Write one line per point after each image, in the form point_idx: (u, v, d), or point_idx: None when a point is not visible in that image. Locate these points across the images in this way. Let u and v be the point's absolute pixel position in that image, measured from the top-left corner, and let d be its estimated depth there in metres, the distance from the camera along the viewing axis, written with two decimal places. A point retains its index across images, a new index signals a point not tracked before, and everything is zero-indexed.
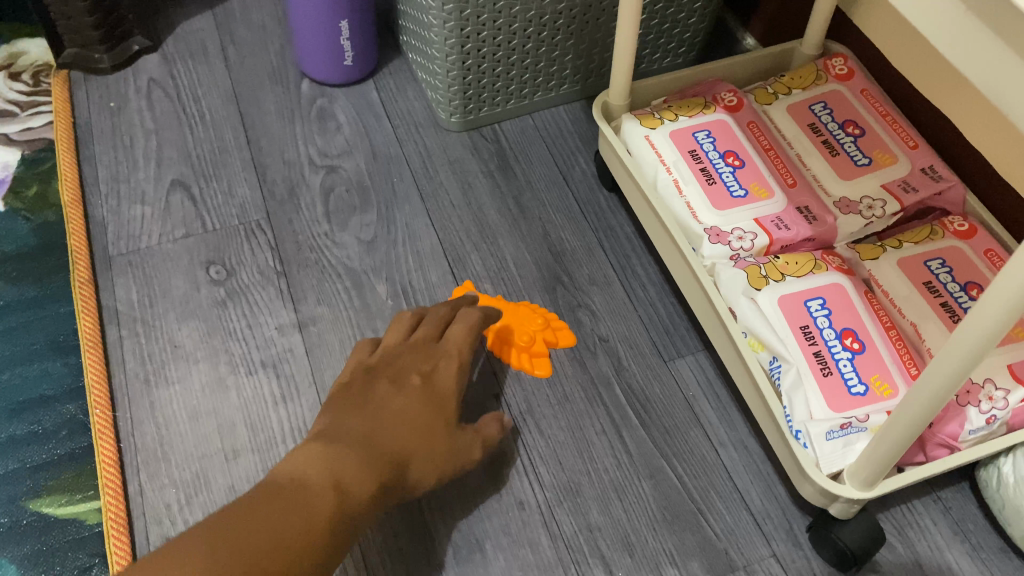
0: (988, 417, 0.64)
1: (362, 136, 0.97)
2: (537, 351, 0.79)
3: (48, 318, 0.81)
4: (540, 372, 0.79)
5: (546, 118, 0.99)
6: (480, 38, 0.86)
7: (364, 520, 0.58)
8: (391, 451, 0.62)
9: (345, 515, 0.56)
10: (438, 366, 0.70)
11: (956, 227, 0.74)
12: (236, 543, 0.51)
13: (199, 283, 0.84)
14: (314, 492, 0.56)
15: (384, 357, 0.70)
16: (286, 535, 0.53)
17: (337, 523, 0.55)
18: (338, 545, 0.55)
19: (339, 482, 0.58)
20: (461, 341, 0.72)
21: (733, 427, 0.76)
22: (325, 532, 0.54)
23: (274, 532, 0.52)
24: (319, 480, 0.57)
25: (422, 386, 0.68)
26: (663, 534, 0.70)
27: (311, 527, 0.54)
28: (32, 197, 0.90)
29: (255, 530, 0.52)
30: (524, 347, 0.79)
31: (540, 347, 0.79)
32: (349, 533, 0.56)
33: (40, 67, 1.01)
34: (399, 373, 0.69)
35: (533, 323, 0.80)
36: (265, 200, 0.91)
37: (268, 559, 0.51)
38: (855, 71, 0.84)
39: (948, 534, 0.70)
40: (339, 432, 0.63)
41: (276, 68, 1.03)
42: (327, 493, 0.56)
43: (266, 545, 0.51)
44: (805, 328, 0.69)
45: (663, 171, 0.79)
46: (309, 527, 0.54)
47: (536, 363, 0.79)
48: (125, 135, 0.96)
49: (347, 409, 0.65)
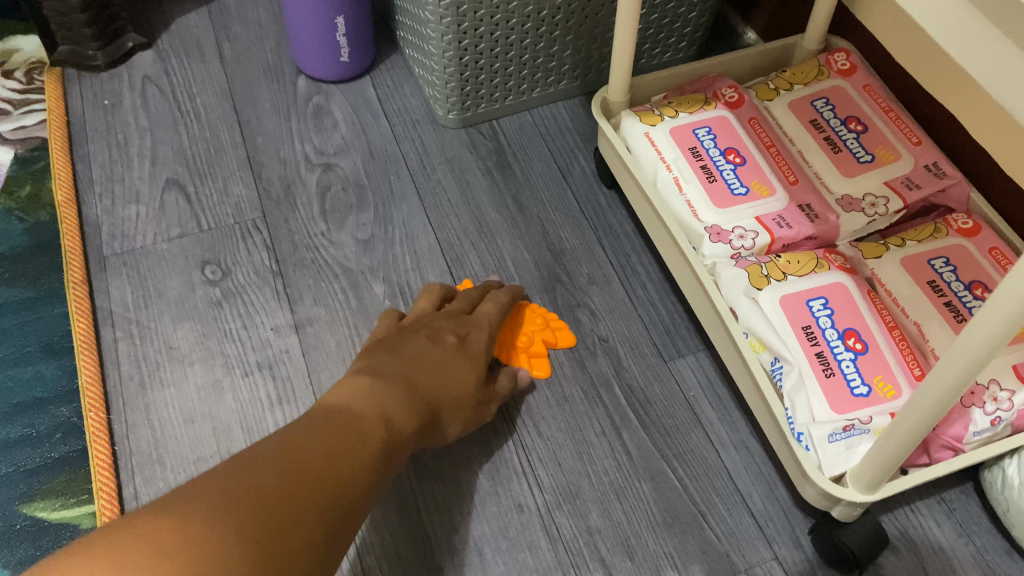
0: (993, 418, 0.63)
1: (358, 133, 0.96)
2: (537, 351, 0.78)
3: (41, 320, 0.80)
4: (540, 373, 0.78)
5: (545, 114, 0.98)
6: (478, 34, 0.85)
7: (401, 455, 0.59)
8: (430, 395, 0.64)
9: (389, 449, 0.57)
10: (472, 330, 0.72)
11: (959, 225, 0.73)
12: (302, 461, 0.50)
13: (194, 283, 0.83)
14: (364, 421, 0.57)
15: (418, 317, 0.73)
16: (346, 457, 0.53)
17: (385, 454, 0.56)
18: (383, 474, 0.56)
19: (386, 416, 0.59)
20: (490, 309, 0.75)
21: (734, 428, 0.76)
22: (375, 460, 0.55)
23: (336, 452, 0.52)
24: (368, 410, 0.58)
25: (456, 345, 0.70)
26: (663, 536, 0.70)
27: (363, 455, 0.54)
28: (25, 197, 0.89)
29: (318, 450, 0.52)
30: (524, 348, 0.78)
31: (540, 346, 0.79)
32: (392, 463, 0.58)
33: (33, 65, 1.00)
34: (435, 328, 0.71)
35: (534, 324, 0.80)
36: (260, 199, 0.90)
37: (329, 466, 0.51)
38: (858, 66, 0.83)
39: (952, 537, 0.70)
40: (382, 370, 0.64)
41: (272, 64, 1.02)
42: (376, 422, 0.58)
43: (329, 466, 0.51)
44: (807, 328, 0.68)
45: (663, 169, 0.78)
46: (362, 454, 0.54)
47: (535, 363, 0.78)
48: (119, 134, 0.95)
49: (386, 353, 0.67)
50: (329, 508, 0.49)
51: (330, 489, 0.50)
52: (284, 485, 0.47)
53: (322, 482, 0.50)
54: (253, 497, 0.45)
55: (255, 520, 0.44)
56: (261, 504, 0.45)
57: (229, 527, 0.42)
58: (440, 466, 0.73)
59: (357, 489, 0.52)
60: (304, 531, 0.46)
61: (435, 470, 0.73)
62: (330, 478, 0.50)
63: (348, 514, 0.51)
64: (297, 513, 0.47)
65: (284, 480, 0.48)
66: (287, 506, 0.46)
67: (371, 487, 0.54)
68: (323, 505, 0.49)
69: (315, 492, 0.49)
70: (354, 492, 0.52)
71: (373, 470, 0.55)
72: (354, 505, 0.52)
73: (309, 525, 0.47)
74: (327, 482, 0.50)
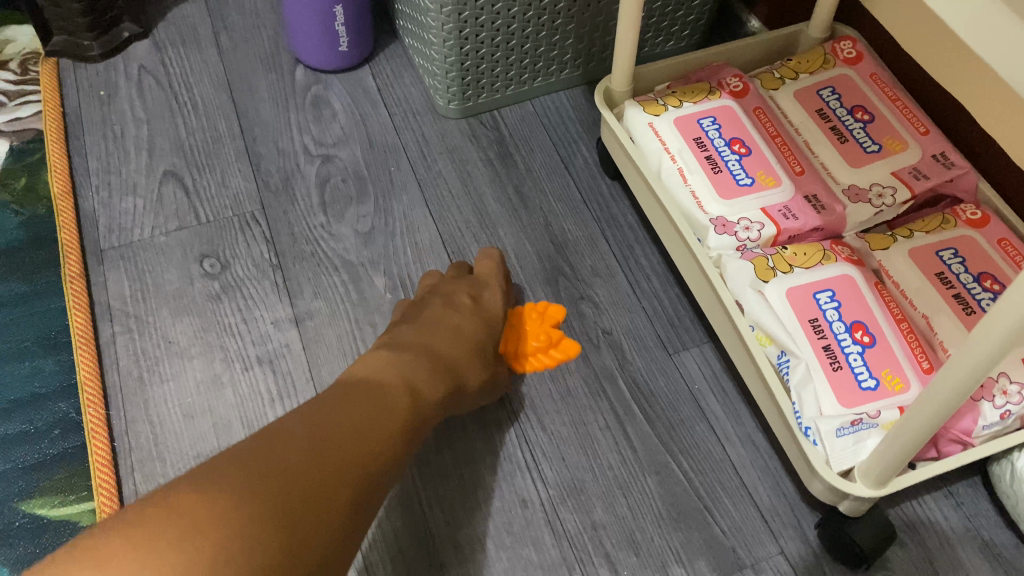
0: (1002, 412, 0.62)
1: (358, 124, 0.94)
2: (555, 343, 0.78)
3: (38, 315, 0.79)
4: (574, 352, 0.78)
5: (546, 104, 0.97)
6: (479, 23, 0.84)
7: (427, 426, 0.59)
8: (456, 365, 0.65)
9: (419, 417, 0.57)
10: (482, 291, 0.75)
11: (968, 216, 0.72)
12: (331, 426, 0.49)
13: (193, 277, 0.82)
14: (392, 388, 0.56)
15: (433, 289, 0.74)
16: (379, 428, 0.51)
17: (415, 422, 0.56)
18: (411, 444, 0.55)
19: (414, 383, 0.58)
20: (492, 274, 0.77)
21: (740, 421, 0.75)
22: (406, 430, 0.54)
23: (368, 420, 0.51)
24: (397, 377, 0.58)
25: (471, 316, 0.71)
26: (668, 531, 0.69)
27: (394, 424, 0.53)
28: (20, 189, 0.88)
29: (350, 418, 0.50)
30: (542, 346, 0.77)
31: (555, 340, 0.78)
32: (422, 429, 0.57)
33: (28, 55, 0.99)
34: (447, 297, 0.72)
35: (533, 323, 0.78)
36: (259, 191, 0.88)
37: (358, 428, 0.50)
38: (864, 54, 0.82)
39: (960, 530, 0.69)
40: (405, 341, 0.64)
41: (270, 54, 1.00)
42: (403, 390, 0.57)
43: (364, 435, 0.50)
44: (814, 321, 0.67)
45: (667, 160, 0.77)
46: (393, 422, 0.53)
47: (565, 348, 0.78)
48: (116, 125, 0.93)
49: (405, 326, 0.67)
50: (364, 476, 0.48)
51: (365, 457, 0.49)
52: (318, 452, 0.46)
53: (356, 449, 0.48)
54: (289, 467, 0.44)
55: (289, 490, 0.43)
56: (295, 474, 0.44)
57: (266, 499, 0.41)
58: (442, 461, 0.72)
59: (389, 456, 0.51)
60: (340, 502, 0.45)
61: (437, 465, 0.72)
62: (363, 447, 0.49)
63: (381, 481, 0.50)
64: (332, 482, 0.45)
65: (320, 448, 0.46)
66: (323, 474, 0.45)
67: (403, 456, 0.53)
68: (358, 474, 0.47)
69: (350, 459, 0.47)
70: (388, 461, 0.51)
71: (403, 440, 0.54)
72: (387, 474, 0.51)
73: (344, 495, 0.46)
74: (361, 450, 0.49)
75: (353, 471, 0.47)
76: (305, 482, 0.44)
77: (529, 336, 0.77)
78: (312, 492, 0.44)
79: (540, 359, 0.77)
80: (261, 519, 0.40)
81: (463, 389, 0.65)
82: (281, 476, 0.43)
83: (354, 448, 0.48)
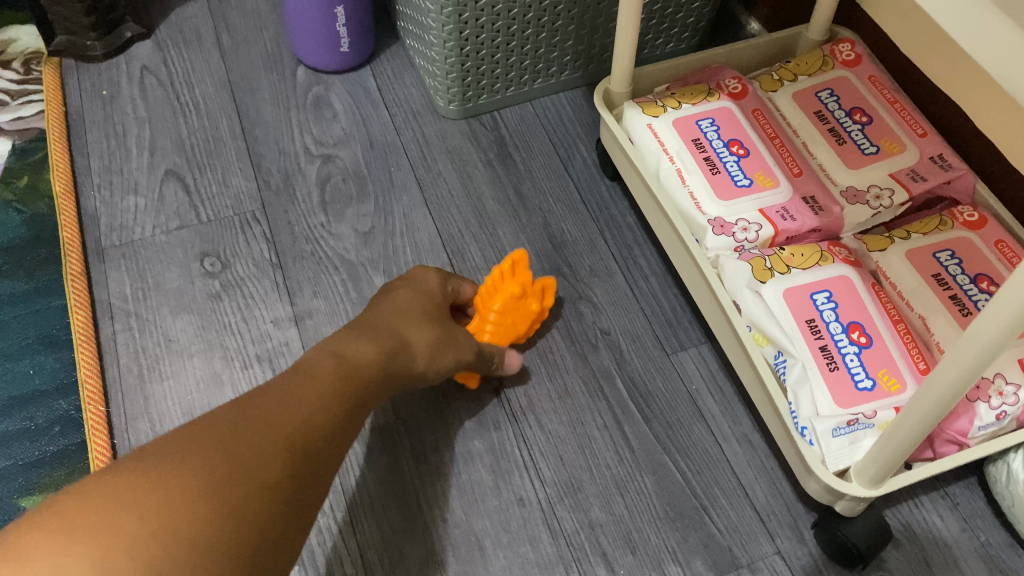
0: (998, 413, 0.63)
1: (358, 124, 0.95)
2: (543, 301, 0.77)
3: (40, 312, 0.79)
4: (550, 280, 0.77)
5: (546, 105, 0.97)
6: (479, 24, 0.84)
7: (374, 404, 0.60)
8: (396, 337, 0.64)
9: (360, 393, 0.57)
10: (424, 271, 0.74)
11: (965, 218, 0.72)
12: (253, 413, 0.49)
13: (193, 275, 0.83)
14: (321, 371, 0.56)
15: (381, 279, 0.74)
16: (310, 407, 0.52)
17: (352, 396, 0.56)
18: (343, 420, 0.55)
19: (349, 360, 0.59)
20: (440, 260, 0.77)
21: (737, 421, 0.75)
22: (344, 406, 0.55)
23: (299, 399, 0.52)
24: (326, 356, 0.58)
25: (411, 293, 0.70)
26: (665, 530, 0.69)
27: (329, 400, 0.54)
28: (23, 188, 0.88)
29: (277, 400, 0.51)
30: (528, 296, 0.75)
31: (542, 298, 0.77)
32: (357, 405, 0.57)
33: (31, 55, 1.00)
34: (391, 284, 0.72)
35: (517, 293, 0.75)
36: (260, 191, 0.89)
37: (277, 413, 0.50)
38: (862, 56, 0.82)
39: (956, 531, 0.69)
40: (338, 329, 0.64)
41: (272, 55, 1.01)
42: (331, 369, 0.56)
43: (294, 414, 0.51)
44: (810, 321, 0.68)
45: (665, 161, 0.77)
46: (328, 399, 0.54)
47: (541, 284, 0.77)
48: (118, 124, 0.94)
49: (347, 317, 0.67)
50: (296, 457, 0.49)
51: (296, 436, 0.50)
52: (247, 435, 0.47)
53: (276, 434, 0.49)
54: (218, 454, 0.45)
55: (219, 475, 0.44)
56: (223, 459, 0.45)
57: (195, 488, 0.42)
58: (440, 459, 0.73)
59: (324, 434, 0.52)
60: (272, 484, 0.46)
61: (435, 463, 0.72)
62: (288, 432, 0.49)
63: (318, 457, 0.51)
64: (263, 465, 0.46)
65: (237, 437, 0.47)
66: (254, 458, 0.46)
67: (341, 432, 0.54)
68: (290, 455, 0.49)
69: (280, 440, 0.48)
70: (322, 440, 0.52)
71: (340, 417, 0.54)
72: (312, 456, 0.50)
73: (278, 477, 0.47)
74: (293, 430, 0.50)
75: (286, 452, 0.48)
76: (234, 467, 0.45)
77: (522, 317, 0.76)
78: (242, 476, 0.45)
79: (536, 320, 0.77)
80: (191, 509, 0.41)
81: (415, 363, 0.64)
82: (212, 462, 0.44)
83: (281, 428, 0.49)
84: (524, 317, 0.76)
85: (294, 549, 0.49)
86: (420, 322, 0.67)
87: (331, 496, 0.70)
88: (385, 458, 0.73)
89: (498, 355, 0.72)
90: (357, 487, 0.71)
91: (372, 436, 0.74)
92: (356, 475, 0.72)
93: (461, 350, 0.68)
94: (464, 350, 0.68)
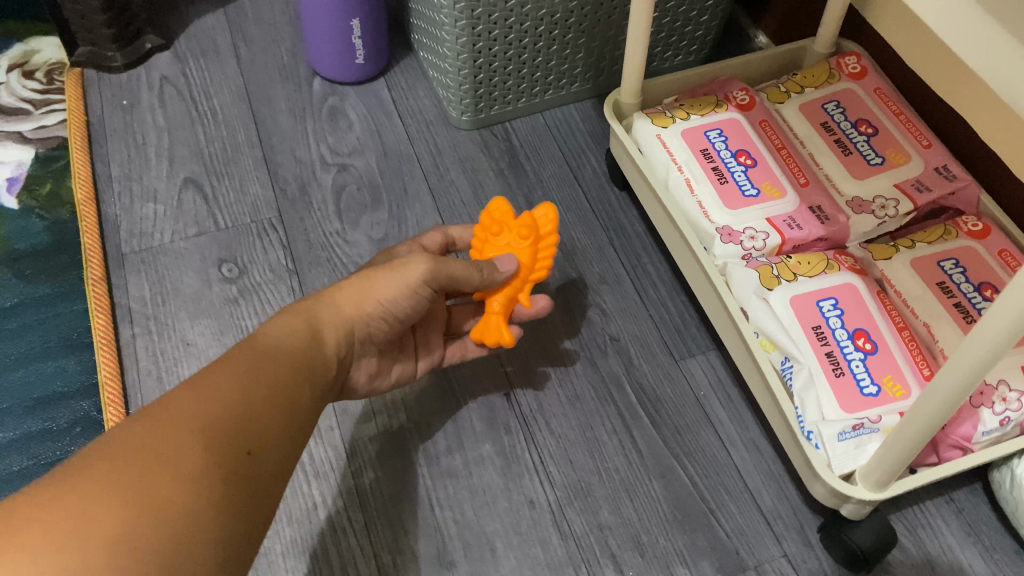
0: (1002, 418, 0.64)
1: (372, 134, 0.97)
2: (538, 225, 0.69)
3: (62, 316, 0.81)
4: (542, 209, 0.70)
5: (557, 116, 0.99)
6: (492, 37, 0.86)
7: (314, 378, 0.57)
8: (315, 302, 0.60)
9: (284, 367, 0.55)
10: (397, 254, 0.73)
11: (969, 227, 0.74)
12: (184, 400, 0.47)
13: (211, 281, 0.84)
14: (254, 350, 0.54)
15: None
16: (221, 388, 0.50)
17: (270, 371, 0.54)
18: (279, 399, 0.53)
19: (263, 340, 0.56)
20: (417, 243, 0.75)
21: (744, 426, 0.76)
22: (266, 383, 0.53)
23: (209, 384, 0.49)
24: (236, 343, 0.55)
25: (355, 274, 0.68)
26: (673, 533, 0.70)
27: (244, 379, 0.51)
28: (45, 195, 0.90)
29: (183, 388, 0.48)
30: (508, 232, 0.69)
31: (534, 222, 0.69)
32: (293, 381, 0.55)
33: (54, 65, 1.02)
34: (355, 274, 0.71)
35: (496, 232, 0.69)
36: (277, 199, 0.91)
37: (207, 397, 0.48)
38: (868, 69, 0.84)
39: (961, 536, 0.70)
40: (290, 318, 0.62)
41: (288, 66, 1.03)
42: (265, 347, 0.55)
43: (206, 398, 0.48)
44: (816, 328, 0.69)
45: (674, 170, 0.79)
46: (243, 378, 0.51)
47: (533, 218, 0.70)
48: (137, 133, 0.96)
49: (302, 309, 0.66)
50: (219, 442, 0.47)
51: (214, 422, 0.47)
52: (175, 431, 0.45)
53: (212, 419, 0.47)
54: (128, 460, 0.42)
55: (133, 481, 0.41)
56: (133, 464, 0.42)
57: (112, 503, 0.40)
58: (452, 462, 0.74)
59: (248, 415, 0.50)
60: (196, 476, 0.44)
61: (447, 466, 0.74)
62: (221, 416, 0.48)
63: (245, 438, 0.49)
64: (182, 458, 0.44)
65: (171, 427, 0.45)
66: (171, 454, 0.44)
67: (268, 408, 0.52)
68: (222, 445, 0.47)
69: (197, 428, 0.46)
70: (245, 420, 0.50)
71: (261, 393, 0.52)
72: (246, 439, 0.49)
73: (205, 470, 0.45)
74: (211, 415, 0.47)
75: (221, 437, 0.47)
76: (148, 470, 0.42)
77: (513, 245, 0.68)
78: (160, 477, 0.42)
79: (545, 247, 0.69)
80: (111, 525, 0.39)
81: (352, 319, 0.61)
82: (121, 470, 0.41)
83: (193, 415, 0.47)
84: (516, 243, 0.68)
85: (246, 539, 0.47)
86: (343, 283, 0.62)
87: (345, 497, 0.72)
88: (398, 460, 0.74)
89: (472, 276, 0.64)
90: (370, 487, 0.72)
91: (385, 439, 0.75)
92: (370, 476, 0.73)
93: (404, 283, 0.61)
94: (411, 280, 0.61)
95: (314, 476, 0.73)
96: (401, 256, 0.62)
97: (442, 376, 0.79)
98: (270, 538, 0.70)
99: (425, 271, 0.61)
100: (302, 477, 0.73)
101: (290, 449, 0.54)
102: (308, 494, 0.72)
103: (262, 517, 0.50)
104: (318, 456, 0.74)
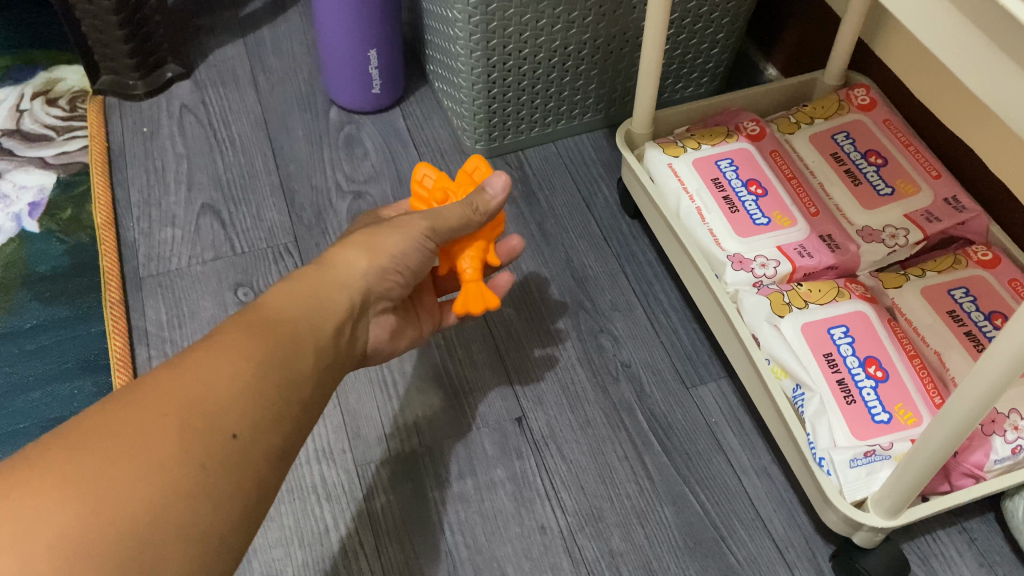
0: (1013, 447, 0.64)
1: (388, 163, 0.98)
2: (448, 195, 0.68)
3: (79, 337, 0.82)
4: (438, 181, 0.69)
5: (569, 146, 1.00)
6: (506, 67, 0.88)
7: (318, 349, 0.57)
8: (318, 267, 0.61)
9: (279, 342, 0.54)
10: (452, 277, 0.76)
11: (979, 257, 0.74)
12: (180, 385, 0.48)
13: (227, 304, 0.85)
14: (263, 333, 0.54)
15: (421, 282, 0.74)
16: (212, 370, 0.50)
17: (266, 349, 0.53)
18: (282, 384, 0.53)
19: (259, 317, 0.55)
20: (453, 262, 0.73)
21: (756, 454, 0.76)
22: (260, 358, 0.53)
23: (194, 366, 0.50)
24: (233, 318, 0.55)
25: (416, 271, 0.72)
26: (685, 561, 0.70)
27: (234, 359, 0.51)
28: (66, 219, 0.92)
29: (170, 372, 0.49)
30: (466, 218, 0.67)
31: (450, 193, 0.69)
32: (296, 364, 0.55)
33: (77, 93, 1.04)
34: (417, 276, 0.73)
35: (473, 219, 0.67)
36: (293, 225, 0.92)
37: (203, 387, 0.49)
38: (877, 101, 0.85)
39: (974, 566, 0.70)
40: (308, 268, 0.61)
41: (305, 95, 1.05)
42: (276, 333, 0.55)
43: (193, 382, 0.49)
44: (827, 355, 0.69)
45: (685, 200, 0.79)
46: (234, 356, 0.51)
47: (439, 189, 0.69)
48: (157, 160, 0.98)
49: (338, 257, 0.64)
50: (201, 428, 0.47)
51: (194, 405, 0.48)
52: (155, 422, 0.46)
53: (198, 403, 0.48)
54: (91, 451, 0.43)
55: (93, 476, 0.42)
56: (96, 455, 0.43)
57: (65, 500, 0.41)
58: (464, 487, 0.74)
59: (238, 400, 0.50)
60: (165, 467, 0.44)
61: (459, 490, 0.74)
62: (212, 403, 0.48)
63: (231, 420, 0.49)
64: (154, 450, 0.44)
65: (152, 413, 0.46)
66: (139, 444, 0.44)
67: (261, 387, 0.52)
68: (204, 435, 0.47)
69: (174, 415, 0.46)
70: (234, 401, 0.50)
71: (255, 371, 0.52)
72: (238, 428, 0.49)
73: (177, 458, 0.45)
74: (191, 398, 0.48)
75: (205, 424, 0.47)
76: (110, 462, 0.43)
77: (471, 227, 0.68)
78: (126, 471, 0.43)
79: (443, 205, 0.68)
80: (59, 526, 0.40)
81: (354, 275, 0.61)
82: (82, 463, 0.42)
83: (174, 401, 0.47)
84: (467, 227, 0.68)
85: (233, 526, 0.47)
86: (346, 241, 0.64)
87: (358, 519, 0.72)
88: (410, 484, 0.74)
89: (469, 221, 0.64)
90: (382, 510, 0.73)
91: (397, 462, 0.75)
92: (381, 499, 0.73)
93: (404, 243, 0.63)
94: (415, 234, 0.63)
95: (326, 498, 0.73)
96: (401, 216, 0.64)
97: (455, 401, 0.79)
98: (282, 561, 0.70)
99: (426, 228, 0.63)
100: (315, 500, 0.73)
101: (292, 431, 0.54)
102: (320, 517, 0.72)
103: (260, 502, 0.50)
104: (330, 479, 0.74)
